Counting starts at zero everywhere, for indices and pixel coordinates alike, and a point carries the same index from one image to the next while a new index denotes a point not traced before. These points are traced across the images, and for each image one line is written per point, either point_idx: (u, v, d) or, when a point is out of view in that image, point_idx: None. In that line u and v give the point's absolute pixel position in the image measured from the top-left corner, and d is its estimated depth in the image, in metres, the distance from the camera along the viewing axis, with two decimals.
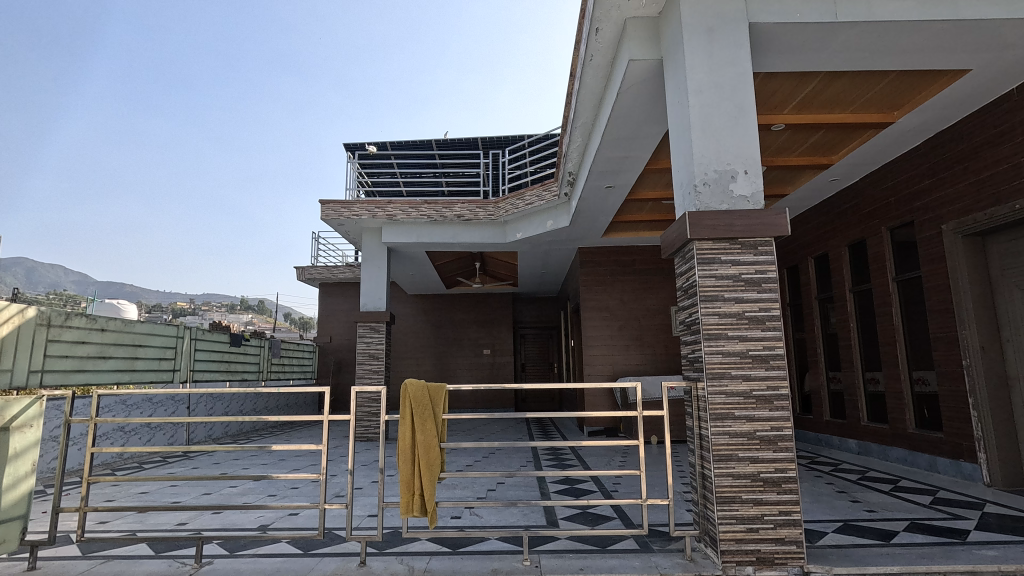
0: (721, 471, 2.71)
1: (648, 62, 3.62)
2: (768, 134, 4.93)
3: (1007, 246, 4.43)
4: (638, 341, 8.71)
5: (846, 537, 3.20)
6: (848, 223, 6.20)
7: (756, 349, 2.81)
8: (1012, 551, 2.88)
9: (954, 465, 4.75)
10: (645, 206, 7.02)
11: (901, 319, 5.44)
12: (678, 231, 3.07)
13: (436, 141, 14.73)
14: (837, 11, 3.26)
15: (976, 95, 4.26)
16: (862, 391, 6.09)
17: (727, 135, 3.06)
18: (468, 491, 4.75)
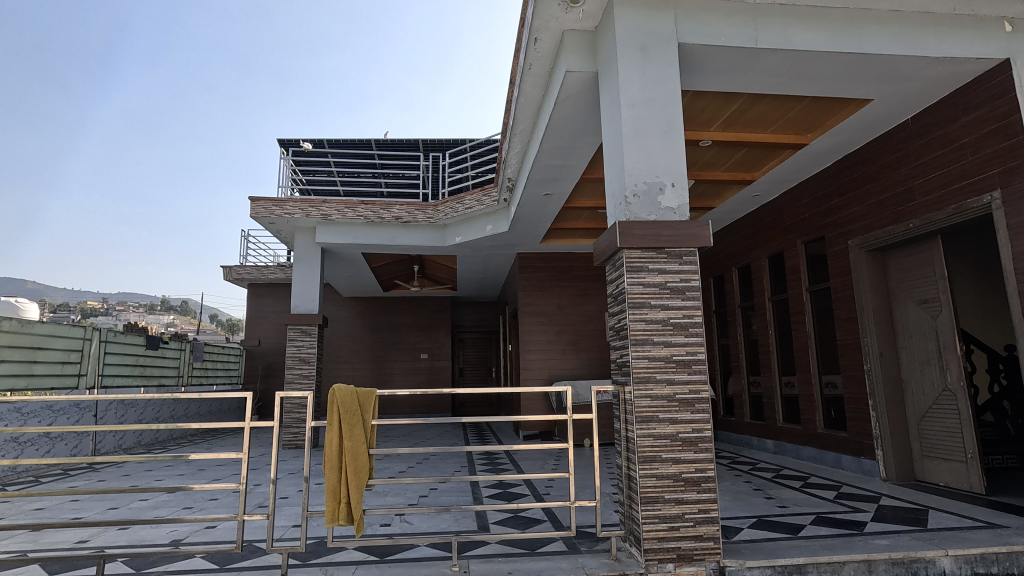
0: (646, 472, 2.81)
1: (585, 74, 3.72)
2: (696, 150, 5.19)
3: (903, 262, 4.87)
4: (574, 346, 8.88)
5: (759, 531, 3.39)
6: (768, 236, 6.60)
7: (680, 354, 2.94)
8: (902, 539, 3.16)
9: (856, 461, 5.15)
10: (582, 214, 7.19)
11: (813, 326, 5.85)
12: (608, 239, 3.17)
13: (376, 141, 14.43)
14: (758, 37, 3.48)
15: (878, 123, 4.66)
16: (778, 394, 6.48)
17: (657, 149, 3.19)
18: (400, 498, 4.67)
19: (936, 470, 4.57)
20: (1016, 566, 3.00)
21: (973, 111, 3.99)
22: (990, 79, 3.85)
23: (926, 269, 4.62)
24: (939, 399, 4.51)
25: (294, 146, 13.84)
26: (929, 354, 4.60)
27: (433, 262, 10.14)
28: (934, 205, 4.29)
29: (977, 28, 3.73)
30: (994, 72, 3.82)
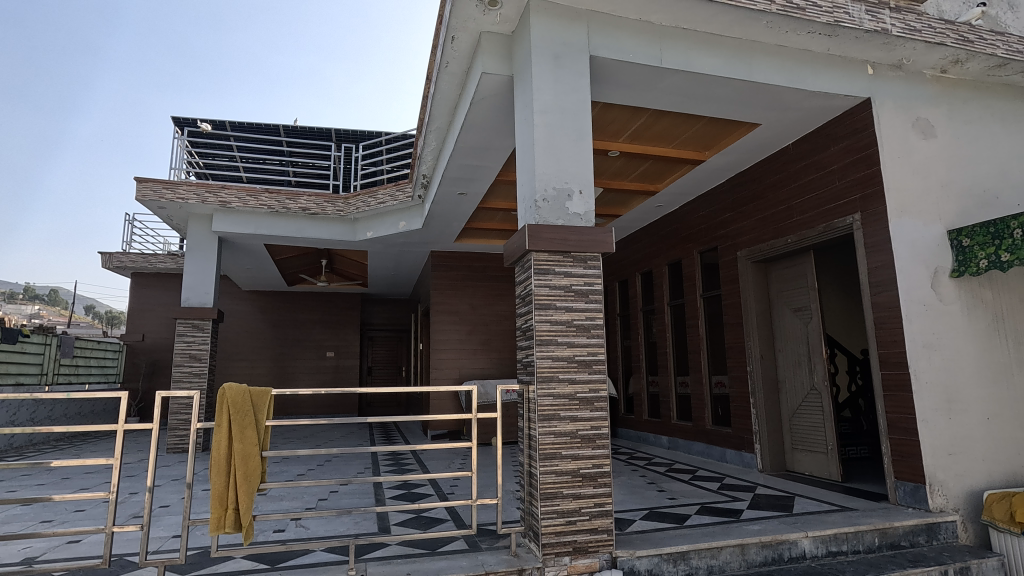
0: (546, 469, 2.90)
1: (501, 77, 3.77)
2: (605, 159, 5.42)
3: (782, 273, 5.38)
4: (485, 346, 8.93)
5: (649, 522, 3.61)
6: (668, 245, 7.03)
7: (582, 354, 3.06)
8: (771, 524, 3.49)
9: (738, 455, 5.61)
10: (496, 215, 7.26)
11: (705, 330, 6.30)
12: (518, 241, 3.23)
13: (284, 127, 13.64)
14: (662, 58, 3.70)
15: (764, 146, 5.12)
16: (673, 393, 6.91)
17: (567, 157, 3.30)
18: (297, 502, 4.46)
19: (803, 461, 5.09)
20: (862, 542, 3.42)
21: (841, 142, 4.49)
22: (855, 115, 4.35)
23: (800, 281, 5.14)
24: (807, 397, 5.03)
25: (191, 126, 12.75)
26: (801, 357, 5.12)
27: (343, 257, 9.77)
28: (808, 223, 4.79)
29: (846, 69, 4.20)
30: (859, 108, 4.32)
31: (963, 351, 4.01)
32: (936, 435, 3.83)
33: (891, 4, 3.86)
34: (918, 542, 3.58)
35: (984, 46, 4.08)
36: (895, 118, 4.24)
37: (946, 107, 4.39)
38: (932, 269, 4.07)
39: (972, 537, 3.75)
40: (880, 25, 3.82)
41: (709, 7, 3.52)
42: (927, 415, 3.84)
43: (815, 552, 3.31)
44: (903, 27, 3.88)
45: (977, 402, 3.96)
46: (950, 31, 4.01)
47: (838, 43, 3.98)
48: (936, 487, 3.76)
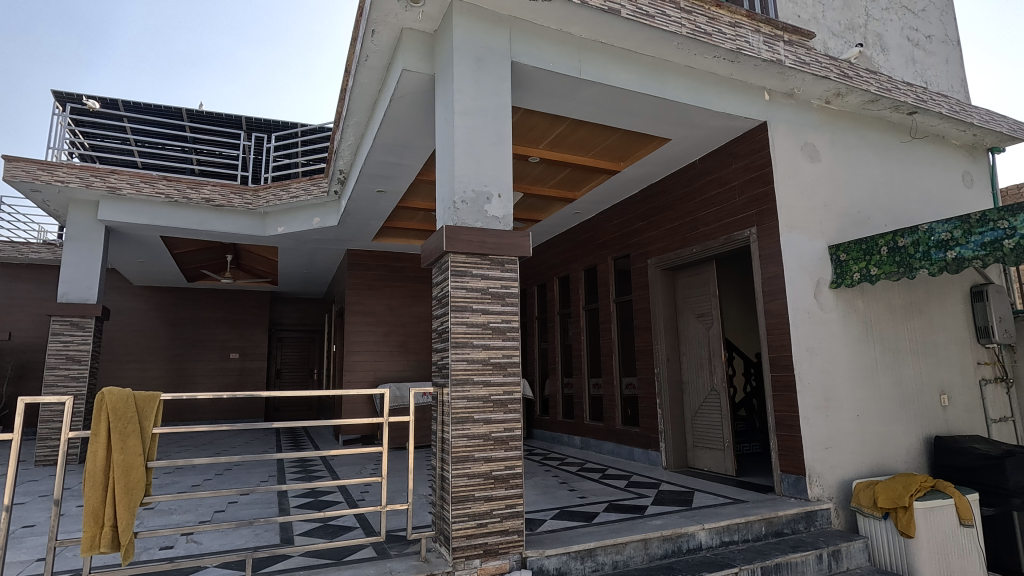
0: (458, 472, 2.88)
1: (422, 76, 3.72)
2: (526, 165, 5.50)
3: (687, 281, 5.70)
4: (402, 348, 8.74)
5: (559, 522, 3.69)
6: (585, 250, 7.24)
7: (497, 357, 3.07)
8: (671, 518, 3.68)
9: (645, 453, 5.88)
10: (417, 215, 7.15)
11: (617, 333, 6.56)
12: (435, 242, 3.20)
13: (187, 111, 12.64)
14: (581, 69, 3.82)
15: (673, 161, 5.42)
16: (586, 394, 7.12)
17: (486, 159, 3.31)
18: (189, 516, 4.13)
19: (702, 458, 5.42)
20: (751, 532, 3.70)
21: (741, 161, 4.85)
22: (753, 136, 4.72)
23: (703, 288, 5.48)
24: (707, 397, 5.36)
25: (76, 102, 11.50)
26: (702, 360, 5.46)
27: (251, 252, 9.20)
28: (711, 235, 5.12)
29: (746, 93, 4.54)
30: (756, 130, 4.69)
31: (838, 355, 4.44)
32: (815, 431, 4.21)
33: (784, 37, 4.24)
34: (798, 529, 3.92)
35: (860, 83, 4.58)
36: (787, 141, 4.64)
37: (830, 135, 4.87)
38: (815, 281, 4.49)
39: (843, 522, 4.17)
40: (776, 55, 4.18)
41: (625, 24, 3.68)
42: (808, 412, 4.22)
43: (710, 543, 3.53)
44: (794, 59, 4.27)
45: (850, 401, 4.41)
46: (833, 66, 4.46)
47: (740, 70, 4.31)
48: (814, 478, 4.14)
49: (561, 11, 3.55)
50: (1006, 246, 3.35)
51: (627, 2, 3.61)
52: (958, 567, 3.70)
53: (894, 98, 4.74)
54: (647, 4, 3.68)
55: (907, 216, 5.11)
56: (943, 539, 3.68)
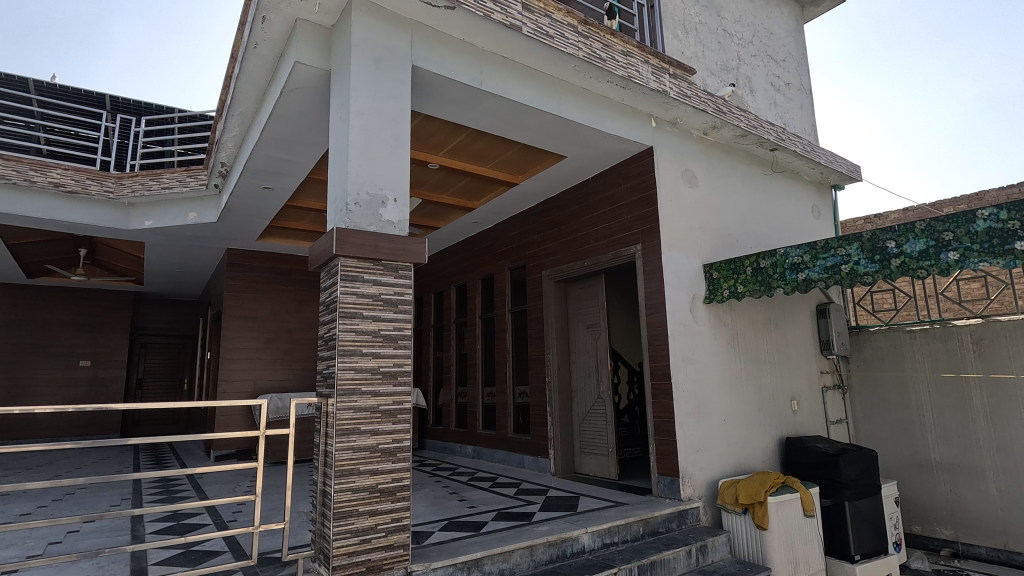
0: (341, 487, 2.75)
1: (316, 70, 3.55)
2: (424, 171, 5.44)
3: (579, 293, 5.94)
4: (287, 355, 8.22)
5: (447, 533, 3.64)
6: (482, 260, 7.29)
7: (387, 366, 2.98)
8: (557, 524, 3.78)
9: (535, 460, 6.00)
10: (308, 215, 6.79)
11: (512, 342, 6.66)
12: (324, 244, 3.05)
13: (34, 81, 11.01)
14: (482, 80, 3.86)
15: (568, 177, 5.64)
16: (480, 403, 7.13)
17: (382, 162, 3.22)
18: (14, 550, 3.54)
19: (588, 464, 5.64)
20: (630, 532, 3.90)
21: (629, 182, 5.15)
22: (641, 159, 5.04)
23: (593, 300, 5.74)
24: (594, 405, 5.60)
25: None
26: (590, 369, 5.70)
27: (110, 246, 8.19)
28: (601, 250, 5.38)
29: (635, 119, 4.84)
30: (644, 154, 5.02)
31: (709, 364, 4.85)
32: (688, 435, 4.55)
33: (669, 71, 4.60)
34: (672, 527, 4.20)
35: (732, 118, 5.08)
36: (670, 166, 5.02)
37: (706, 163, 5.33)
38: (691, 296, 4.87)
39: (710, 519, 4.53)
40: (662, 86, 4.51)
41: (526, 41, 3.78)
42: (682, 418, 4.56)
43: (593, 546, 3.67)
44: (678, 91, 4.63)
45: (718, 407, 4.82)
46: (710, 102, 4.91)
47: (631, 97, 4.59)
48: (686, 479, 4.47)
49: (463, 21, 3.57)
50: (843, 270, 3.86)
51: (528, 20, 3.71)
52: (802, 554, 4.16)
53: (760, 135, 5.31)
54: (547, 25, 3.82)
55: (767, 241, 5.72)
56: (791, 530, 4.13)
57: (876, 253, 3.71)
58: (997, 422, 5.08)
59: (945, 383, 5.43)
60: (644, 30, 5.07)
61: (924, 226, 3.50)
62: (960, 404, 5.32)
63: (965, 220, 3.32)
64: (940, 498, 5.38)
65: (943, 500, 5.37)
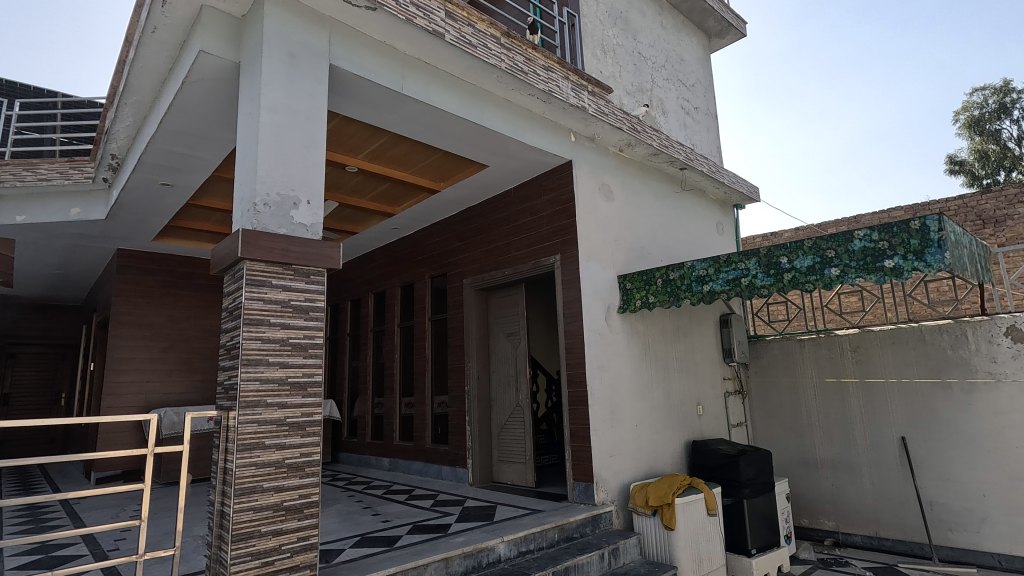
0: (242, 506, 2.56)
1: (222, 61, 3.33)
2: (342, 173, 5.28)
3: (499, 302, 5.97)
4: (186, 366, 7.60)
5: (359, 549, 3.50)
6: (402, 267, 7.15)
7: (295, 376, 2.82)
8: (473, 534, 3.75)
9: (453, 471, 5.92)
10: (213, 215, 6.35)
11: (431, 351, 6.56)
12: (228, 246, 2.86)
13: None
14: (403, 84, 3.80)
15: (489, 187, 5.67)
16: (397, 413, 6.95)
17: (294, 162, 3.07)
18: None
19: (506, 472, 5.65)
20: (545, 539, 3.94)
21: (549, 194, 5.26)
22: (560, 172, 5.17)
23: (513, 309, 5.79)
24: (513, 414, 5.63)
25: None
26: (509, 377, 5.73)
27: None
28: (521, 259, 5.45)
29: (556, 132, 4.97)
30: (563, 167, 5.15)
31: (622, 372, 5.03)
32: (602, 441, 4.69)
33: (588, 88, 4.78)
34: (586, 532, 4.29)
35: (646, 137, 5.34)
36: (588, 180, 5.19)
37: (622, 179, 5.57)
38: (606, 306, 5.04)
39: (622, 522, 4.67)
40: (581, 102, 4.66)
41: (448, 49, 3.78)
42: (597, 424, 4.69)
43: (508, 554, 3.67)
44: (596, 108, 4.82)
45: (630, 413, 5.01)
46: (625, 120, 5.14)
47: (551, 111, 4.70)
48: (600, 484, 4.59)
49: (384, 23, 3.50)
50: (743, 283, 4.15)
51: (451, 28, 3.72)
52: (706, 551, 4.39)
53: (670, 154, 5.63)
54: (470, 34, 3.85)
55: (676, 254, 6.05)
56: (695, 530, 4.35)
57: (771, 267, 4.02)
58: (871, 422, 5.65)
59: (828, 387, 5.98)
60: (565, 46, 5.19)
61: (811, 244, 3.85)
62: (841, 406, 5.87)
63: (845, 239, 3.69)
64: (824, 493, 5.89)
65: (827, 495, 5.89)
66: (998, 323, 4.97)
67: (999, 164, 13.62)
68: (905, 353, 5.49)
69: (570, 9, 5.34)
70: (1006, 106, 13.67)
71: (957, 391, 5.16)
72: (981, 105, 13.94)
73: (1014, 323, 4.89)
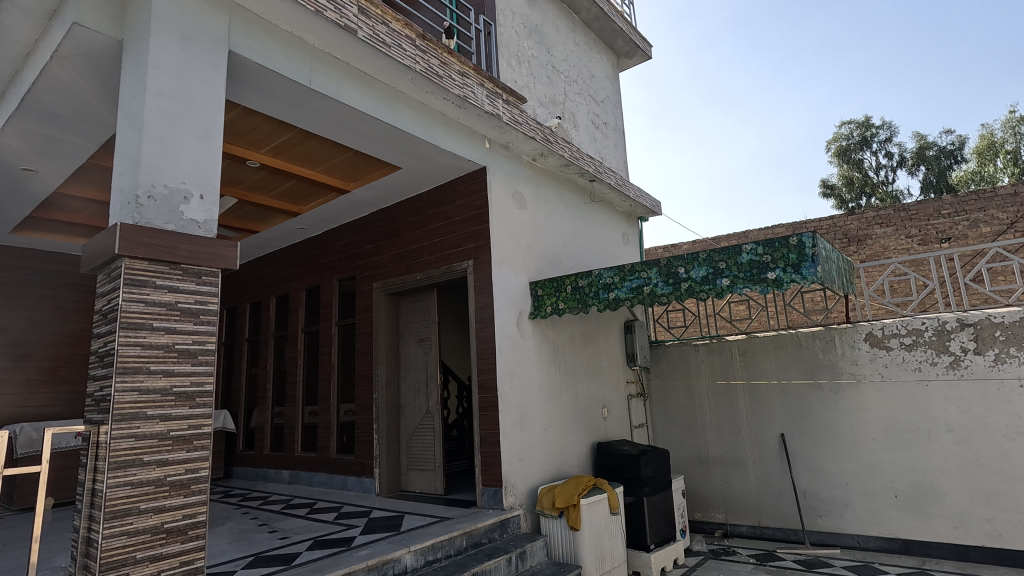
0: (113, 531, 2.30)
1: (102, 37, 3.01)
2: (242, 167, 4.95)
3: (409, 307, 5.86)
4: (50, 375, 6.73)
5: (252, 570, 3.27)
6: (308, 269, 6.81)
7: (182, 385, 2.59)
8: (379, 546, 3.63)
9: (359, 481, 5.71)
10: (89, 207, 5.73)
11: (338, 357, 6.31)
12: (103, 241, 2.59)
13: None
14: (311, 78, 3.64)
15: (402, 190, 5.57)
16: (299, 423, 6.60)
17: (186, 152, 2.84)
18: None
19: (415, 480, 5.54)
20: (453, 546, 3.90)
21: (463, 199, 5.26)
22: (474, 178, 5.18)
23: (424, 315, 5.71)
24: (422, 421, 5.54)
25: None
26: (419, 384, 5.63)
27: None
28: (433, 264, 5.40)
29: (470, 138, 4.98)
30: (476, 172, 5.17)
31: (532, 378, 5.11)
32: (511, 445, 4.73)
33: (503, 96, 4.84)
34: (493, 537, 4.30)
35: (557, 148, 5.49)
36: (501, 187, 5.24)
37: (535, 188, 5.68)
38: (517, 312, 5.11)
39: (530, 525, 4.74)
40: (495, 110, 4.71)
41: (361, 46, 3.67)
42: (507, 429, 4.73)
43: (414, 565, 3.59)
44: (510, 117, 4.89)
45: (539, 417, 5.10)
46: (538, 131, 5.26)
47: (467, 116, 4.70)
48: (509, 488, 4.63)
49: (291, 13, 3.34)
50: (645, 291, 4.38)
51: (364, 25, 3.62)
52: (608, 549, 4.56)
53: (580, 166, 5.84)
54: (384, 33, 3.76)
55: (585, 263, 6.26)
56: (598, 529, 4.50)
57: (670, 277, 4.27)
58: (755, 420, 6.16)
59: (720, 389, 6.44)
60: (480, 53, 5.22)
61: (705, 256, 4.14)
62: (730, 407, 6.35)
63: (734, 252, 4.00)
64: (715, 488, 6.34)
65: (717, 489, 6.33)
66: (859, 330, 5.61)
67: (862, 190, 15.48)
68: (785, 357, 6.04)
69: (486, 18, 5.39)
70: (867, 138, 15.52)
71: (826, 390, 5.76)
72: (848, 137, 15.76)
73: (871, 329, 5.55)
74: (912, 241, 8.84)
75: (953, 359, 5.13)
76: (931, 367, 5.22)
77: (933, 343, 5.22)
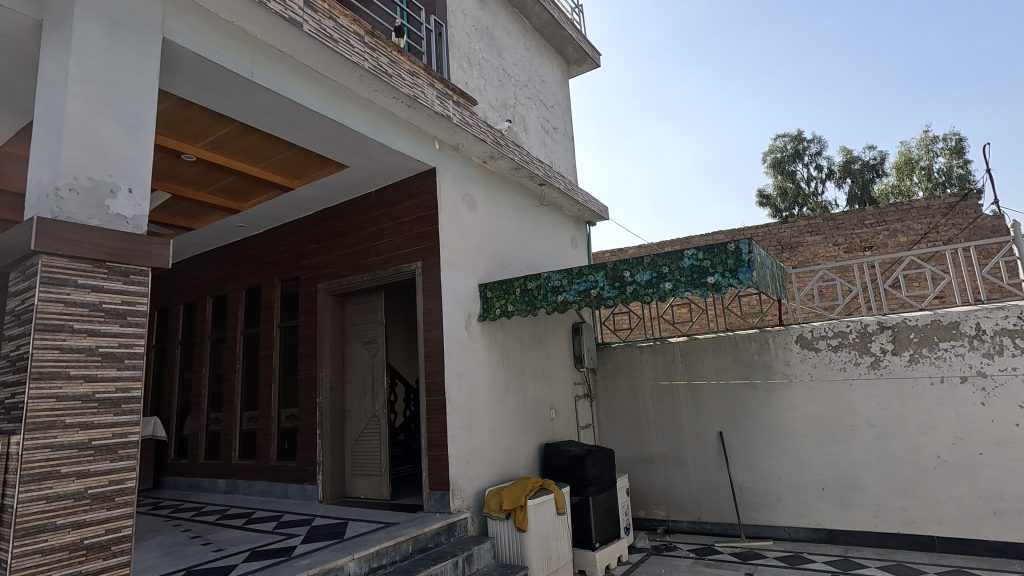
0: (24, 550, 2.13)
1: (18, 16, 2.78)
2: (177, 160, 4.71)
3: (356, 308, 5.73)
4: None
5: None
6: (248, 269, 6.55)
7: (106, 391, 2.43)
8: (321, 554, 3.53)
9: (301, 489, 5.53)
10: (2, 199, 5.29)
11: (279, 360, 6.09)
12: (17, 236, 2.40)
13: None
14: (253, 71, 3.50)
15: (348, 189, 5.44)
16: (236, 430, 6.32)
17: (114, 143, 2.67)
18: None
19: (359, 486, 5.42)
20: (398, 552, 3.84)
21: (412, 200, 5.19)
22: (424, 179, 5.14)
23: (370, 316, 5.60)
24: (367, 425, 5.42)
25: None
26: (365, 387, 5.52)
27: None
28: (381, 265, 5.30)
29: (420, 138, 4.93)
30: (426, 173, 5.12)
31: (481, 380, 5.11)
32: (459, 448, 4.71)
33: (453, 98, 4.82)
34: (440, 541, 4.26)
35: (507, 151, 5.52)
36: (451, 189, 5.21)
37: (484, 190, 5.69)
38: (466, 314, 5.10)
39: (477, 528, 4.72)
40: (445, 111, 4.69)
41: (306, 40, 3.56)
42: (454, 432, 4.70)
43: (358, 572, 3.51)
44: (460, 118, 4.87)
45: (487, 419, 5.10)
46: (489, 133, 5.27)
47: (417, 116, 4.65)
48: (456, 491, 4.60)
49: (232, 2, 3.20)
50: (592, 294, 4.47)
51: (310, 19, 3.52)
52: (554, 549, 4.61)
53: (530, 169, 5.89)
54: (331, 28, 3.67)
55: (534, 265, 6.32)
56: (544, 529, 4.54)
57: (616, 280, 4.38)
58: (696, 419, 6.39)
59: (663, 390, 6.64)
60: (430, 53, 5.18)
61: (650, 261, 4.26)
62: (673, 406, 6.56)
63: (676, 257, 4.14)
64: (658, 485, 6.53)
65: (660, 487, 6.52)
66: (791, 332, 5.93)
67: (795, 201, 16.36)
68: (723, 357, 6.29)
69: (437, 18, 5.35)
70: (800, 151, 16.44)
71: (761, 390, 6.05)
72: (782, 150, 16.64)
73: (802, 331, 5.88)
74: (839, 249, 9.43)
75: (873, 359, 5.50)
76: (854, 367, 5.59)
77: (857, 344, 5.59)
